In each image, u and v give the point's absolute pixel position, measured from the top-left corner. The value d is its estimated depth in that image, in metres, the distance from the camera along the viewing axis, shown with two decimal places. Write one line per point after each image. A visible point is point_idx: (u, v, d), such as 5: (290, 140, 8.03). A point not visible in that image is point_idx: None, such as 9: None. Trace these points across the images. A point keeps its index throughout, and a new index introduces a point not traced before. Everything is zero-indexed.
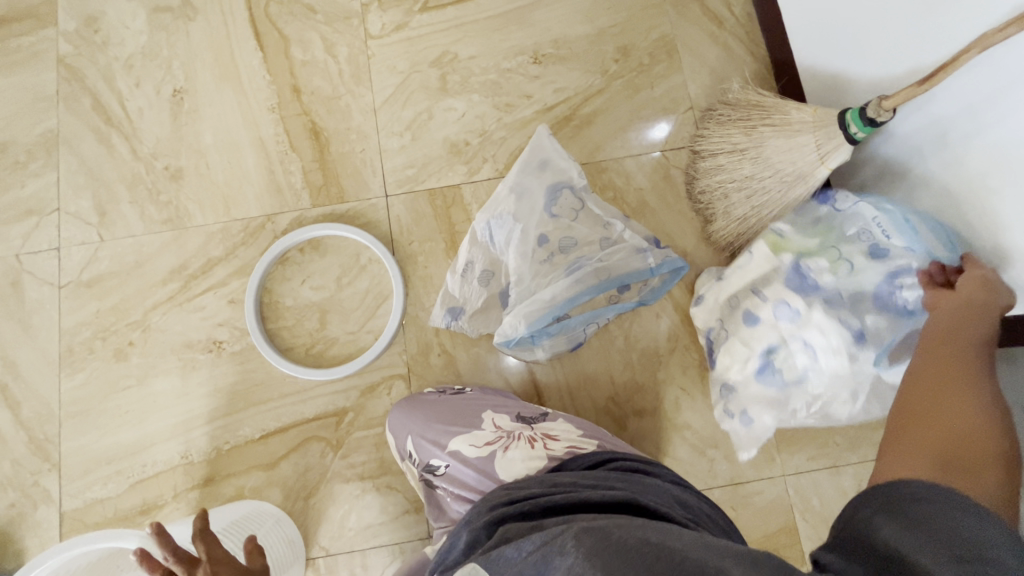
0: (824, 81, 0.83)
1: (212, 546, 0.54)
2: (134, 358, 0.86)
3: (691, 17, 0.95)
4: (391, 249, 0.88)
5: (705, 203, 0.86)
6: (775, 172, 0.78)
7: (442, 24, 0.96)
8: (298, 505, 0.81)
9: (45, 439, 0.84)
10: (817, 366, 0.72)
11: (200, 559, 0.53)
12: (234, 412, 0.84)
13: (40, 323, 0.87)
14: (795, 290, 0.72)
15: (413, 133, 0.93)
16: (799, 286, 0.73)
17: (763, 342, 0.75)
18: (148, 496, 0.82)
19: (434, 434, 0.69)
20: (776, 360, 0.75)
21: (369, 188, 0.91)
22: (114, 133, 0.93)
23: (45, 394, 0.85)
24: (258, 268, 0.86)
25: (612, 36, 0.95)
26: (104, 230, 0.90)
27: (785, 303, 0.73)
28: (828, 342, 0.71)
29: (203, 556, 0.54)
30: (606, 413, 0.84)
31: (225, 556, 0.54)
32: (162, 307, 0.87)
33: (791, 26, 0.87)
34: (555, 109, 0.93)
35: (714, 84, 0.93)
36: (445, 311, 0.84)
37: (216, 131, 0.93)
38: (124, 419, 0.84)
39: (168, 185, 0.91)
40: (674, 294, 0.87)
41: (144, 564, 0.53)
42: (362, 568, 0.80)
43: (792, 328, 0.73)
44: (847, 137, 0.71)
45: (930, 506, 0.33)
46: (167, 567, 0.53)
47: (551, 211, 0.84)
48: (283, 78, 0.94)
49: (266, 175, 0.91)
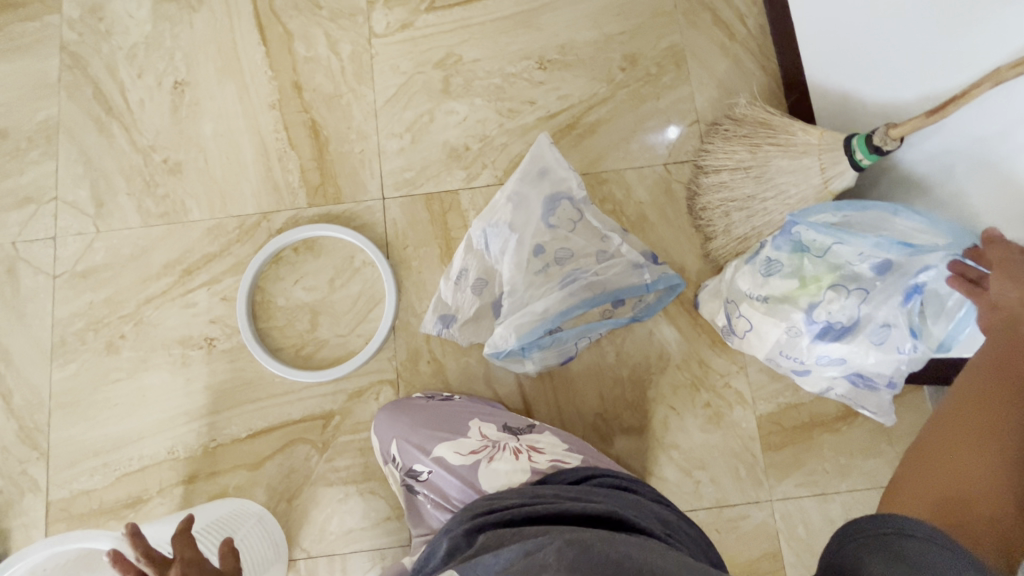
0: (833, 102, 0.81)
1: (184, 549, 0.54)
2: (125, 351, 0.86)
3: (702, 26, 0.93)
4: (385, 253, 0.88)
5: (705, 220, 0.84)
6: (778, 193, 0.77)
7: (448, 24, 0.94)
8: (281, 505, 0.81)
9: (35, 427, 0.84)
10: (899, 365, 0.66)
11: (173, 560, 0.54)
12: (222, 409, 0.84)
13: (34, 311, 0.87)
14: (820, 330, 0.67)
15: (413, 135, 0.92)
16: (826, 333, 0.67)
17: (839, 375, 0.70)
18: (134, 489, 0.82)
19: (420, 438, 0.69)
20: (864, 380, 0.69)
21: (366, 190, 0.90)
22: (115, 123, 0.93)
23: (36, 383, 0.85)
24: (251, 267, 0.85)
25: (621, 43, 0.93)
26: (100, 222, 0.90)
27: (822, 346, 0.68)
28: (892, 343, 0.65)
29: (175, 557, 0.54)
30: (594, 428, 0.84)
31: (196, 559, 0.54)
32: (155, 301, 0.87)
33: (803, 42, 0.85)
34: (558, 116, 0.92)
35: (721, 97, 0.91)
36: (437, 319, 0.83)
37: (215, 125, 0.92)
38: (113, 411, 0.84)
39: (165, 178, 0.91)
40: (669, 310, 0.86)
41: (116, 566, 0.53)
42: (341, 572, 0.80)
43: (851, 360, 0.68)
44: (852, 164, 0.70)
45: (927, 550, 0.31)
46: (140, 568, 0.53)
47: (548, 221, 0.82)
48: (285, 75, 0.93)
49: (263, 172, 0.91)
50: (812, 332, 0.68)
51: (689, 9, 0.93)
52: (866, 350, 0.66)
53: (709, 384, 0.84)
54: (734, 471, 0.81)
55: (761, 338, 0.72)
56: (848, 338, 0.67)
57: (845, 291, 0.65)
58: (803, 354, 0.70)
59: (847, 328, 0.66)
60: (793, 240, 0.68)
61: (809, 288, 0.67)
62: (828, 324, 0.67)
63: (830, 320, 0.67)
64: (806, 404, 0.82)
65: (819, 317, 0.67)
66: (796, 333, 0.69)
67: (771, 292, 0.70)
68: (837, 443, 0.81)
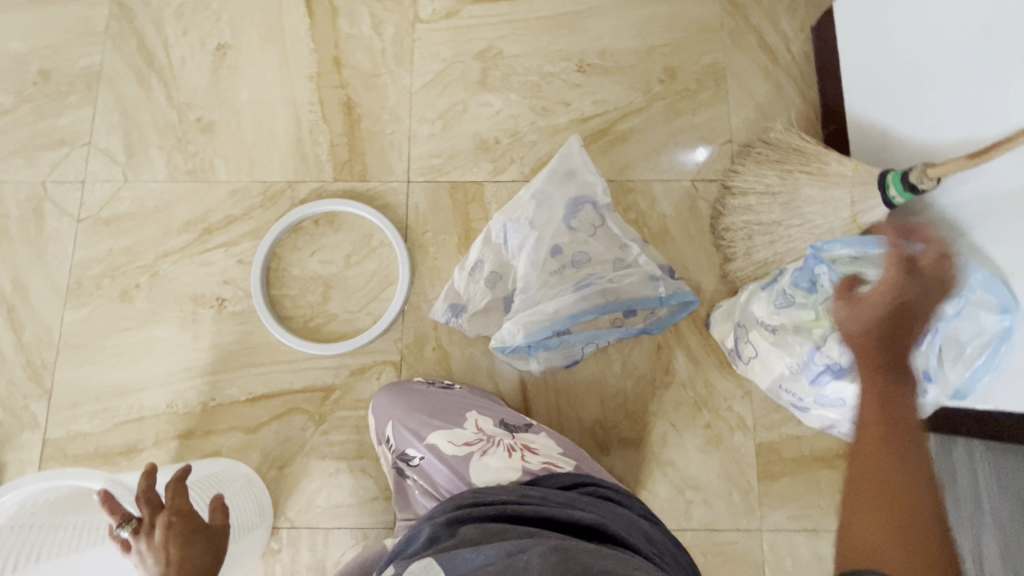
0: (871, 136, 0.80)
1: (174, 498, 0.56)
2: (138, 301, 0.87)
3: (745, 47, 0.93)
4: (404, 236, 0.88)
5: (727, 241, 0.84)
6: (803, 222, 0.76)
7: (492, 17, 0.95)
8: (271, 472, 0.82)
9: (42, 365, 0.85)
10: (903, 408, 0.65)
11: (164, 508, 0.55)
12: (226, 370, 0.85)
13: (55, 252, 0.89)
14: (827, 368, 0.66)
15: (445, 122, 0.92)
16: (835, 372, 0.66)
17: (844, 417, 0.69)
18: (130, 438, 0.83)
19: (415, 423, 0.68)
20: None
21: (392, 171, 0.91)
22: (155, 77, 0.94)
23: (48, 322, 0.87)
24: (271, 234, 0.86)
25: (662, 55, 0.93)
26: (130, 172, 0.91)
27: (830, 385, 0.67)
28: None
29: (166, 504, 0.55)
30: (590, 434, 0.83)
31: (185, 508, 0.56)
32: (173, 256, 0.88)
33: (847, 74, 0.84)
34: (591, 120, 0.92)
35: (757, 120, 0.90)
36: (446, 306, 0.84)
37: (252, 90, 0.93)
38: (120, 358, 0.85)
39: (197, 137, 0.92)
40: (679, 327, 0.85)
41: (102, 506, 0.53)
42: (323, 546, 0.80)
43: (858, 402, 0.66)
44: (884, 199, 0.69)
45: None
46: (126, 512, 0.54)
47: (569, 223, 0.83)
48: (327, 49, 0.94)
49: (294, 142, 0.91)
50: (820, 370, 0.66)
51: (735, 29, 0.93)
52: None
53: (712, 405, 0.83)
54: (727, 495, 0.80)
55: (768, 370, 0.71)
56: (853, 374, 0.65)
57: None
58: (809, 392, 0.69)
59: (856, 369, 0.65)
60: (803, 274, 0.67)
61: (819, 324, 0.66)
62: (836, 363, 0.66)
63: (838, 360, 0.65)
64: (808, 437, 0.81)
65: (828, 355, 0.65)
66: (804, 369, 0.68)
67: (781, 325, 0.68)
68: (835, 481, 0.80)
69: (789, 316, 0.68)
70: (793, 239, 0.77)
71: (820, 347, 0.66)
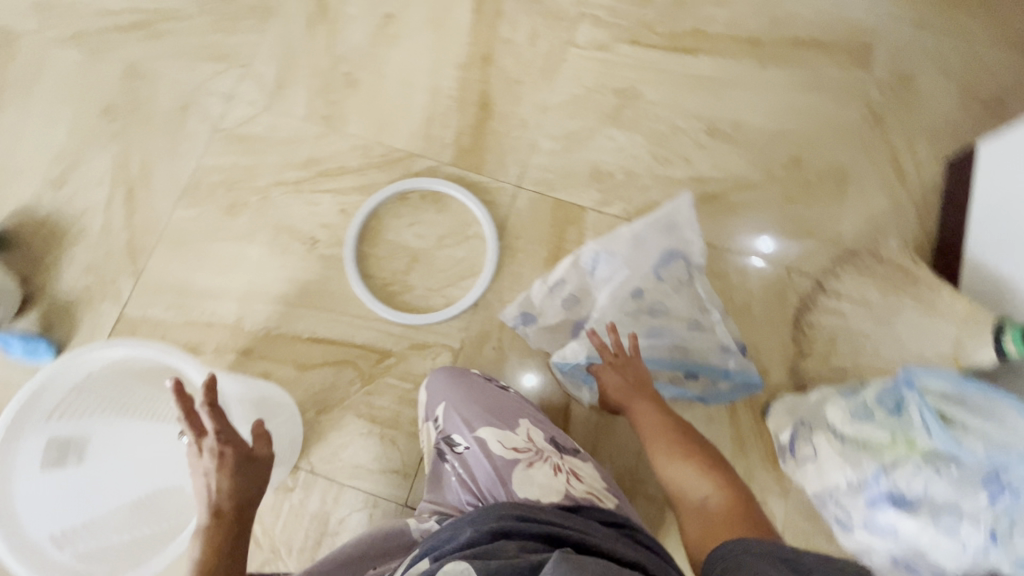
0: (989, 279, 0.78)
1: (224, 425, 0.57)
2: (240, 217, 0.91)
3: (875, 160, 0.93)
4: (499, 235, 0.90)
5: (809, 336, 0.86)
6: (894, 339, 0.82)
7: (641, 62, 0.98)
8: (309, 414, 0.84)
9: (138, 247, 0.90)
10: (953, 562, 0.63)
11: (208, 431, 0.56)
12: (297, 306, 0.88)
13: (183, 150, 0.94)
14: (886, 494, 0.65)
15: (568, 143, 0.95)
16: (892, 499, 0.65)
17: (886, 549, 0.66)
18: (194, 339, 0.87)
19: (469, 413, 0.70)
20: (912, 564, 0.65)
21: (506, 172, 0.94)
22: (319, 23, 1.00)
23: (156, 210, 0.92)
24: (379, 196, 0.90)
25: (792, 142, 0.94)
26: (272, 100, 0.96)
27: (881, 510, 0.66)
28: (959, 537, 0.62)
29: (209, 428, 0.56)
30: (618, 481, 0.83)
31: (234, 437, 0.57)
32: (284, 186, 0.93)
33: (977, 208, 0.82)
34: (706, 182, 0.93)
35: (869, 231, 0.90)
36: (519, 313, 0.87)
37: (403, 62, 0.98)
38: (208, 264, 0.90)
39: (341, 87, 0.97)
40: (735, 405, 0.85)
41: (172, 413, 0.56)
42: (333, 500, 0.81)
43: (908, 538, 0.64)
44: (999, 348, 0.73)
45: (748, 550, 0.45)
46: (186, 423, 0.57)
47: (657, 272, 0.88)
48: (481, 46, 0.99)
49: (425, 118, 0.96)
50: (878, 493, 0.65)
51: (869, 139, 0.94)
52: (928, 533, 0.63)
53: None
54: None
55: (821, 474, 0.70)
56: (914, 509, 0.64)
57: (930, 466, 0.63)
58: (857, 510, 0.68)
59: (916, 505, 0.64)
60: (897, 392, 0.68)
61: (893, 447, 0.65)
62: (896, 491, 0.65)
63: (900, 490, 0.64)
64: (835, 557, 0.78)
65: (891, 481, 0.65)
66: (862, 487, 0.67)
67: (852, 434, 0.68)
68: None
69: (863, 428, 0.68)
70: (880, 352, 0.82)
71: (887, 470, 0.65)
